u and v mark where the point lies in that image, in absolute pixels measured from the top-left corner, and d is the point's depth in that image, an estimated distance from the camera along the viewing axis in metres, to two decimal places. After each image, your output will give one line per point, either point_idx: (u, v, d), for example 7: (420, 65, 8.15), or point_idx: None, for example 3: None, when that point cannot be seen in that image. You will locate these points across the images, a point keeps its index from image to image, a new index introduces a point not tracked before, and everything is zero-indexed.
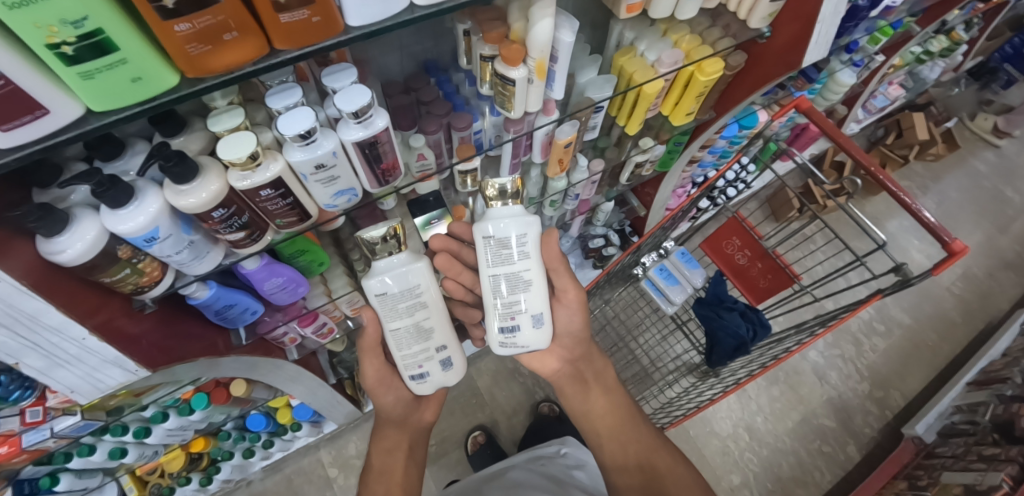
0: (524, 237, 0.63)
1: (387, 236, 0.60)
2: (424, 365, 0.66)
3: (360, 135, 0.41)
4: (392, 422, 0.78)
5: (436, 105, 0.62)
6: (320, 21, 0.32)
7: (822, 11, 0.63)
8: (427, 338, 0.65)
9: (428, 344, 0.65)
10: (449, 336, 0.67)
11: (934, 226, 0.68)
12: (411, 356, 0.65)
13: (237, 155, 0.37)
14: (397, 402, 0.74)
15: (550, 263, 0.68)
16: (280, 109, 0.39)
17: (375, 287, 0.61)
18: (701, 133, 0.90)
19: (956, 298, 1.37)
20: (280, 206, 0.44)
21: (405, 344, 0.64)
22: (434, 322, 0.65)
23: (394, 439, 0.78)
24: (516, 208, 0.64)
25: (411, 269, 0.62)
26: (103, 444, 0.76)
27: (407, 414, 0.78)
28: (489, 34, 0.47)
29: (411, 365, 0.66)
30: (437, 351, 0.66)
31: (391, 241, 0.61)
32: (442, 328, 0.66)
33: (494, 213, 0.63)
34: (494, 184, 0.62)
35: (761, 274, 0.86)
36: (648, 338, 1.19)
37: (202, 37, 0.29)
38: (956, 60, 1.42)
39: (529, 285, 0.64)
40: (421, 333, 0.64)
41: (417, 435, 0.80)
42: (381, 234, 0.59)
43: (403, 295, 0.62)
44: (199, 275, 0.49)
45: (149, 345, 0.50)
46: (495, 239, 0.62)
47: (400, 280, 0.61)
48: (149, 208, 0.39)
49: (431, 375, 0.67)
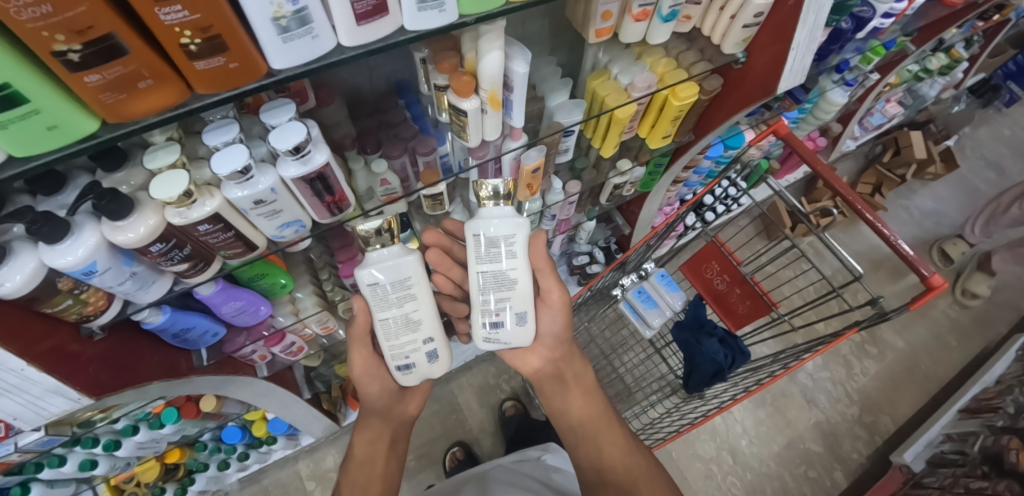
0: (512, 237, 0.62)
1: (382, 229, 0.58)
2: (411, 356, 0.64)
3: (299, 171, 0.41)
4: (377, 413, 0.75)
5: (403, 128, 0.61)
6: (238, 67, 0.31)
7: (796, 36, 0.61)
8: (415, 329, 0.63)
9: (416, 336, 0.63)
10: (437, 328, 0.64)
11: (911, 258, 0.66)
12: (399, 347, 0.63)
13: (169, 194, 0.37)
14: (382, 391, 0.72)
15: (537, 263, 0.67)
16: (216, 146, 0.38)
17: (366, 277, 0.59)
18: (682, 155, 0.89)
19: (951, 320, 1.34)
20: (221, 239, 0.43)
21: (393, 333, 0.62)
22: (423, 315, 0.63)
23: (377, 430, 0.76)
24: (506, 209, 0.63)
25: (404, 262, 0.60)
26: (74, 455, 0.76)
27: (390, 407, 0.76)
28: (442, 64, 0.46)
29: (397, 356, 0.64)
30: (423, 343, 0.64)
31: (384, 234, 0.59)
32: (429, 320, 0.64)
33: (484, 212, 0.63)
34: (488, 185, 0.60)
35: (740, 300, 0.84)
36: (632, 357, 1.17)
37: (114, 85, 0.29)
38: (956, 78, 1.39)
39: (514, 284, 0.63)
40: (408, 324, 0.62)
41: (401, 428, 0.79)
42: (374, 227, 0.57)
43: (393, 286, 0.60)
44: (149, 302, 0.49)
45: (98, 373, 0.49)
46: (484, 237, 0.62)
47: (391, 272, 0.59)
48: (87, 241, 0.39)
49: (417, 367, 0.65)
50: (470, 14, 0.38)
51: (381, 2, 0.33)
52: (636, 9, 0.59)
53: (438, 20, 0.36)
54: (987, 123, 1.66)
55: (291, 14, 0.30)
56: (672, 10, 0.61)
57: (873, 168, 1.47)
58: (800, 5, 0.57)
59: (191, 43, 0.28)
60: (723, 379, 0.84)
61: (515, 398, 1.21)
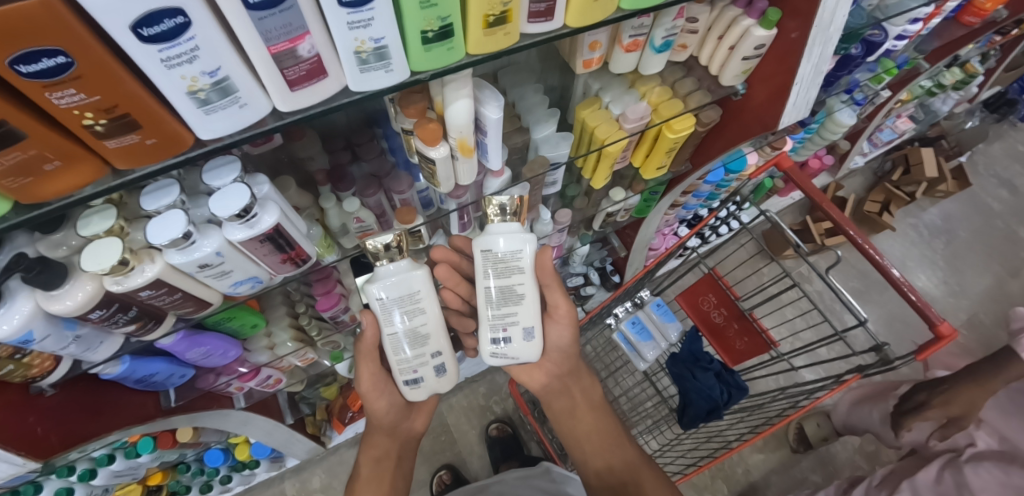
0: (518, 254, 0.55)
1: (394, 244, 0.52)
2: (419, 370, 0.56)
3: (246, 235, 0.38)
4: (383, 428, 0.66)
5: (378, 165, 0.58)
6: (157, 142, 0.28)
7: (801, 69, 0.56)
8: (424, 343, 0.55)
9: (423, 350, 0.55)
10: (446, 341, 0.57)
11: (899, 283, 0.64)
12: (407, 362, 0.55)
13: (101, 266, 0.34)
14: (390, 408, 0.63)
15: (544, 279, 0.59)
16: (153, 211, 0.35)
17: (372, 292, 0.52)
18: (677, 185, 0.86)
19: (959, 347, 1.29)
20: (168, 301, 0.41)
21: (400, 349, 0.55)
22: (432, 329, 0.55)
23: (383, 447, 0.67)
24: (515, 224, 0.56)
25: (413, 276, 0.53)
26: (50, 483, 0.74)
27: (397, 421, 0.67)
28: (407, 109, 0.42)
29: (406, 370, 0.56)
30: (431, 358, 0.56)
31: (394, 248, 0.52)
32: (438, 335, 0.56)
33: (493, 228, 0.56)
34: (495, 201, 0.54)
35: (737, 335, 0.81)
36: (627, 381, 1.08)
37: (16, 169, 0.25)
38: (971, 92, 1.33)
39: (522, 299, 0.56)
40: (413, 340, 0.54)
41: (407, 445, 0.70)
42: (384, 242, 0.51)
43: (402, 299, 0.53)
44: (99, 359, 0.47)
45: (46, 433, 0.47)
46: (494, 255, 0.55)
47: (401, 286, 0.52)
48: (21, 311, 0.36)
49: (425, 382, 0.57)
50: (425, 70, 0.34)
51: (317, 66, 0.29)
52: (626, 40, 0.55)
53: (386, 79, 0.33)
54: (1001, 138, 1.60)
55: (211, 86, 0.26)
56: (666, 40, 0.57)
57: (882, 185, 1.41)
58: (804, 38, 0.53)
59: (95, 124, 0.25)
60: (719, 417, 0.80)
61: (502, 420, 1.18)
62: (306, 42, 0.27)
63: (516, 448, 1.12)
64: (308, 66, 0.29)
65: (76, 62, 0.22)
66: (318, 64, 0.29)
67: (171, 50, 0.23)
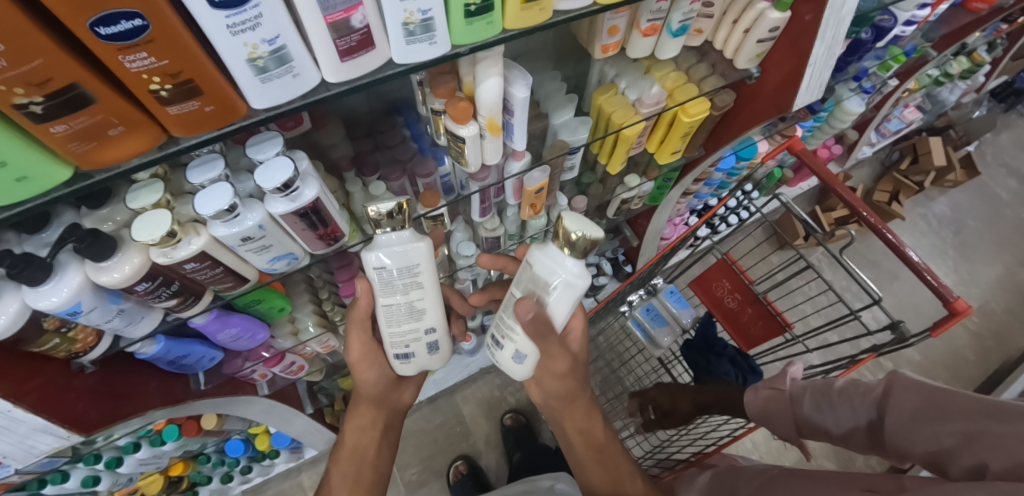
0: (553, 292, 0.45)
1: (397, 211, 0.47)
2: (412, 345, 0.54)
3: (287, 208, 0.39)
4: (367, 398, 0.62)
5: (400, 150, 0.59)
6: (214, 110, 0.29)
7: (814, 51, 0.58)
8: (419, 318, 0.52)
9: (418, 324, 0.53)
10: (442, 317, 0.54)
11: (920, 265, 0.63)
12: (400, 335, 0.53)
13: (151, 236, 0.35)
14: (380, 380, 0.60)
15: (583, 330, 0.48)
16: (200, 184, 0.36)
17: (369, 261, 0.48)
18: (690, 171, 0.88)
19: (971, 335, 1.30)
20: (210, 275, 0.42)
21: (395, 320, 0.52)
22: (429, 304, 0.52)
23: (369, 416, 0.63)
24: (566, 263, 0.44)
25: (413, 249, 0.48)
26: (77, 471, 0.75)
27: (387, 393, 0.62)
28: (438, 90, 0.44)
29: (397, 344, 0.54)
30: (425, 334, 0.53)
31: (397, 217, 0.47)
32: (435, 311, 0.53)
33: (548, 248, 0.45)
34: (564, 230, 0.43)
35: (752, 320, 0.82)
36: (640, 371, 1.10)
37: (83, 135, 0.27)
38: (978, 81, 1.34)
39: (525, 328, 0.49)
40: (411, 313, 0.51)
41: (393, 416, 0.66)
42: (386, 208, 0.46)
43: (400, 273, 0.49)
44: (139, 336, 0.48)
45: (85, 409, 0.48)
46: (531, 272, 0.46)
47: (399, 258, 0.48)
48: (71, 282, 0.37)
49: (416, 357, 0.56)
50: (464, 44, 0.36)
51: (367, 37, 0.31)
52: (644, 24, 0.56)
53: (429, 52, 0.34)
54: (1009, 128, 1.61)
55: (269, 54, 0.28)
56: (682, 25, 0.58)
57: (891, 175, 1.42)
58: (817, 21, 0.54)
59: (161, 89, 0.26)
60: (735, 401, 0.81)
61: (515, 410, 1.19)
62: (358, 13, 0.29)
63: (528, 438, 1.13)
64: (358, 37, 0.30)
65: (150, 25, 0.23)
66: (367, 35, 0.31)
67: (237, 16, 0.25)
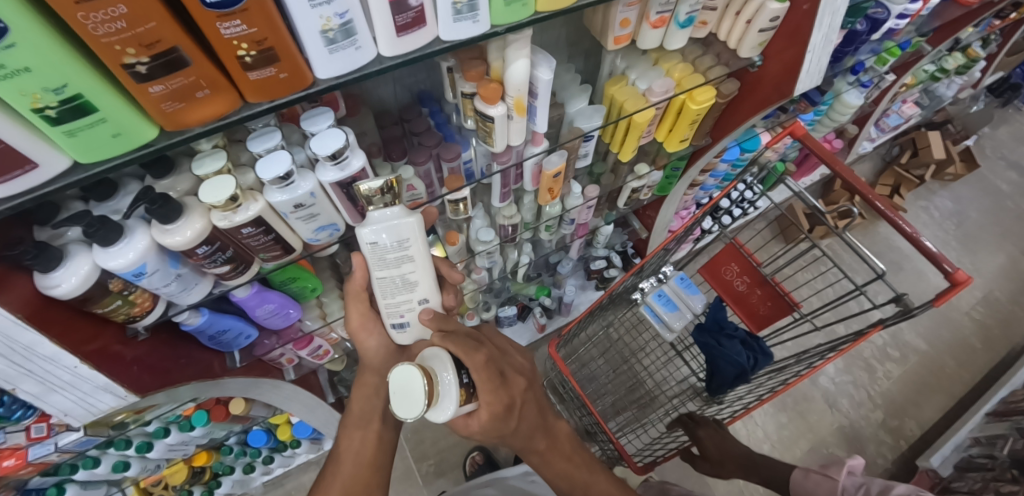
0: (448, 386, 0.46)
1: (387, 188, 0.46)
2: (406, 315, 0.55)
3: (337, 176, 0.43)
4: (374, 368, 0.64)
5: (426, 136, 0.62)
6: (287, 76, 0.33)
7: (813, 39, 0.63)
8: (412, 289, 0.54)
9: (411, 294, 0.54)
10: (435, 288, 0.55)
11: (935, 254, 0.64)
12: (395, 306, 0.54)
13: (217, 198, 0.39)
14: (380, 348, 0.63)
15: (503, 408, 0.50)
16: (260, 152, 0.40)
17: (362, 237, 0.49)
18: (698, 159, 0.91)
19: (976, 323, 1.32)
20: (262, 242, 0.46)
21: (389, 292, 0.53)
22: (421, 276, 0.54)
23: (374, 386, 0.65)
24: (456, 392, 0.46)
25: (404, 223, 0.49)
26: (107, 457, 0.75)
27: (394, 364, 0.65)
28: (468, 73, 0.48)
29: (391, 313, 0.55)
30: (418, 303, 0.55)
31: (388, 195, 0.47)
32: (427, 281, 0.54)
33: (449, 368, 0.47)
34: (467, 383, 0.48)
35: (761, 301, 0.85)
36: (652, 361, 1.13)
37: (175, 96, 0.31)
38: (974, 77, 1.38)
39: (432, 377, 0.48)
40: (404, 285, 0.53)
41: None
42: (377, 186, 0.45)
43: (392, 247, 0.50)
44: (190, 304, 0.51)
45: (140, 372, 0.51)
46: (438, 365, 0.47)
47: (391, 233, 0.49)
48: (138, 245, 0.41)
49: (412, 326, 0.56)
50: (502, 24, 0.40)
51: (420, 15, 0.35)
52: (654, 16, 0.60)
53: (472, 30, 0.38)
54: (1007, 122, 1.64)
55: (338, 27, 0.32)
56: (689, 16, 0.62)
57: (892, 169, 1.46)
58: (814, 9, 0.59)
59: (247, 55, 0.30)
60: (747, 381, 0.82)
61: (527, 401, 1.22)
62: None
63: None
64: (414, 14, 0.34)
65: None
66: (421, 13, 0.35)
67: None
